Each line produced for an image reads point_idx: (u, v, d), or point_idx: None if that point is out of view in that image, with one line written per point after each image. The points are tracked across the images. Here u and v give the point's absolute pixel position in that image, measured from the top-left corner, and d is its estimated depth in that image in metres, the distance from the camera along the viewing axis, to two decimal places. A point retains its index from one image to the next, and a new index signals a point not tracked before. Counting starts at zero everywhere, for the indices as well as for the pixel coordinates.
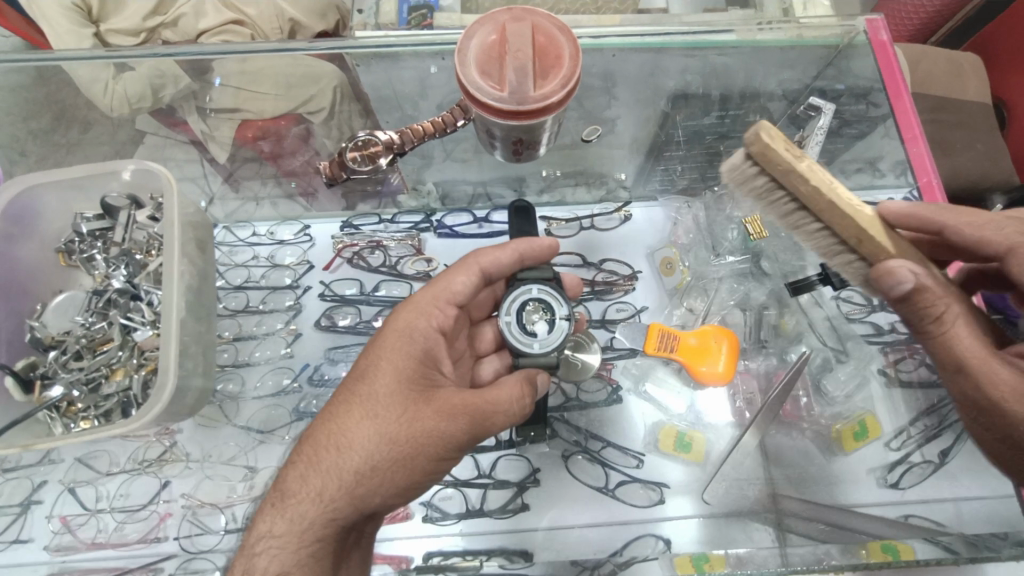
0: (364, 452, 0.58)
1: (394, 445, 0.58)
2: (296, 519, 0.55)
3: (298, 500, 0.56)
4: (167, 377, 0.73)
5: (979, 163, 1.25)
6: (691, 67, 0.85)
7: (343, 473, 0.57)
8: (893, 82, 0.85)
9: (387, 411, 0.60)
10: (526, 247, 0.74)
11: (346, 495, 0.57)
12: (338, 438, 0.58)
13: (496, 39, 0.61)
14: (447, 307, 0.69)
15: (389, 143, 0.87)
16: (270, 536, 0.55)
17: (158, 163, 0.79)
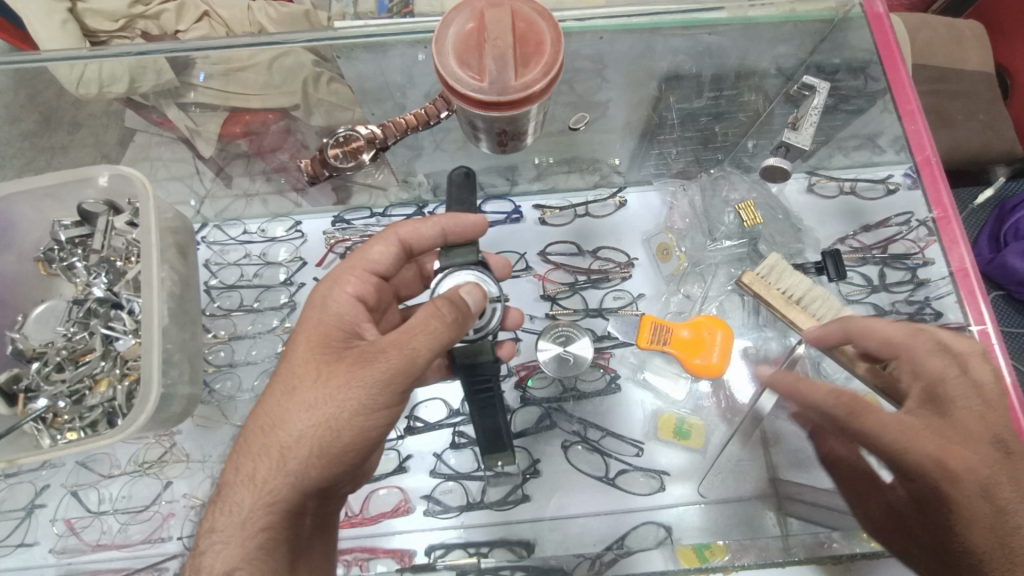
0: (286, 425, 0.57)
1: (311, 411, 0.57)
2: (237, 512, 0.57)
3: (233, 490, 0.58)
4: (151, 387, 0.73)
5: (981, 135, 1.23)
6: (681, 48, 0.82)
7: (270, 453, 0.57)
8: (890, 55, 0.82)
9: (301, 382, 0.58)
10: (449, 222, 0.72)
11: (278, 473, 0.57)
12: (260, 421, 0.58)
13: (474, 27, 0.59)
14: (365, 276, 0.70)
15: (371, 138, 0.86)
16: (215, 530, 0.57)
17: (133, 169, 0.78)
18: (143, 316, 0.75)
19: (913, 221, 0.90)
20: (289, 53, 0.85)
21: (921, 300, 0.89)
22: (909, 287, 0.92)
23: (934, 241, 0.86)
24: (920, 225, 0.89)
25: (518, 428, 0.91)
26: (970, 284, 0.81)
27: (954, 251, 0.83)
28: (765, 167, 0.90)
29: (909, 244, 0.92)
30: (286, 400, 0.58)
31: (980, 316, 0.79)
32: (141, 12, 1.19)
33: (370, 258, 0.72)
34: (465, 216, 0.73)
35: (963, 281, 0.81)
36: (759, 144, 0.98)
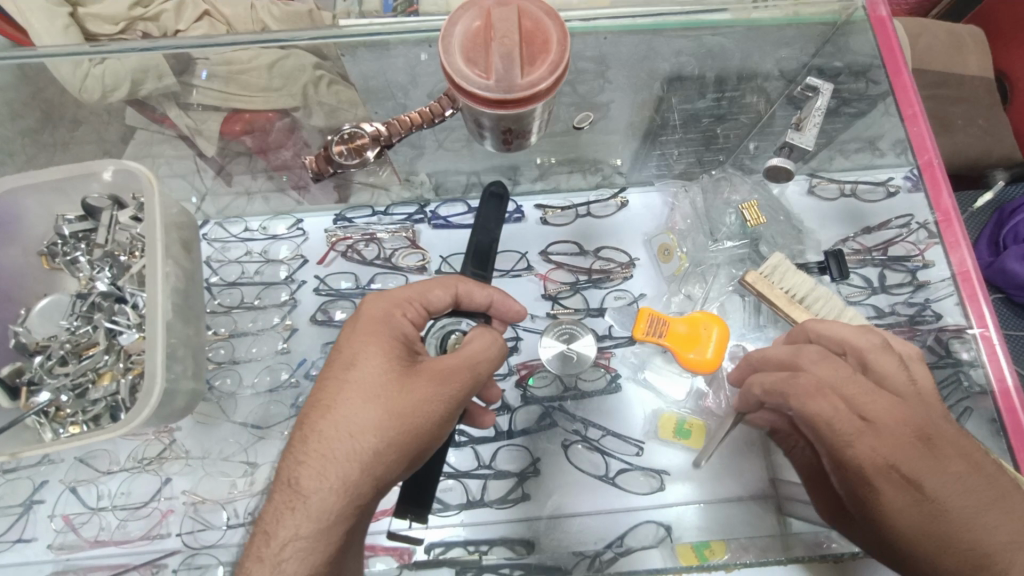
0: (346, 443, 0.57)
1: (374, 432, 0.58)
2: (286, 532, 0.53)
3: (284, 507, 0.55)
4: (155, 382, 0.73)
5: (981, 139, 1.23)
6: (684, 49, 0.82)
7: (331, 467, 0.56)
8: (892, 59, 0.82)
9: (387, 391, 0.59)
10: (500, 298, 0.74)
11: (333, 491, 0.55)
12: (344, 426, 0.57)
13: (481, 25, 0.59)
14: (417, 307, 0.68)
15: (376, 135, 0.86)
16: (296, 539, 0.53)
17: (138, 163, 0.77)
18: (148, 310, 0.75)
19: (913, 224, 0.91)
20: (293, 55, 0.85)
21: (921, 301, 0.90)
22: (908, 290, 0.92)
23: (934, 244, 0.87)
24: (920, 228, 0.89)
25: (519, 426, 0.91)
26: (972, 286, 0.81)
27: (957, 253, 0.83)
28: (771, 166, 0.91)
29: (909, 246, 0.92)
30: (354, 415, 0.58)
31: (982, 317, 0.80)
32: (140, 14, 1.21)
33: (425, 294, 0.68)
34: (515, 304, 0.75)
35: (965, 283, 0.82)
36: (760, 146, 0.99)
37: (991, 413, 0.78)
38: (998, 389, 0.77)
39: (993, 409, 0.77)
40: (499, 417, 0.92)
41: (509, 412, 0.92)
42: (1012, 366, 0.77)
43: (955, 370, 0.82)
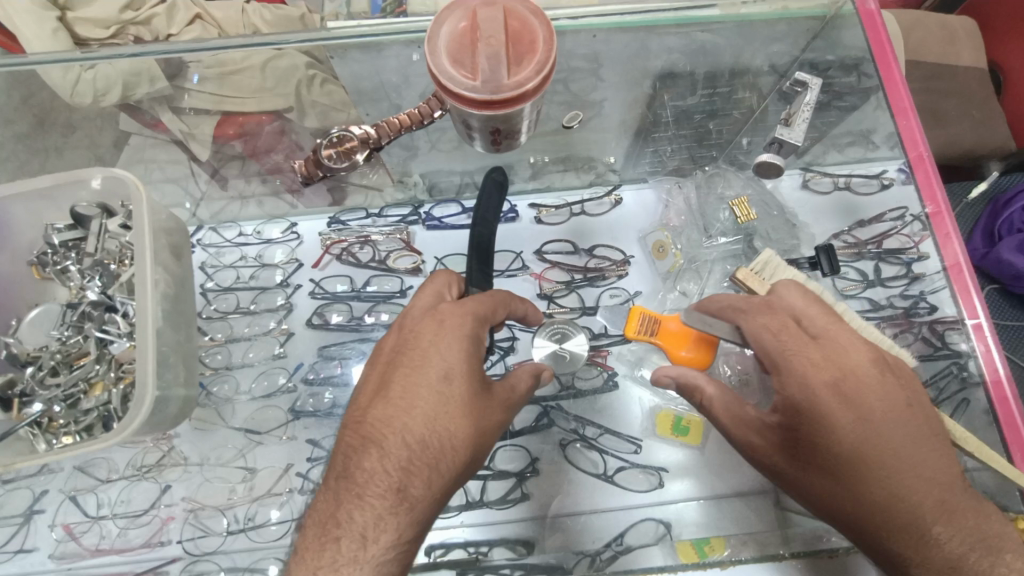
0: (429, 456, 0.58)
1: (455, 445, 0.59)
2: (372, 532, 0.55)
3: (365, 513, 0.55)
4: (146, 390, 0.73)
5: (974, 130, 1.23)
6: (674, 46, 0.82)
7: (433, 481, 0.58)
8: (882, 52, 0.82)
9: (478, 411, 0.61)
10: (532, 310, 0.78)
11: (416, 502, 0.57)
12: (444, 443, 0.58)
13: (468, 26, 0.59)
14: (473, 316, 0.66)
15: (365, 138, 0.85)
16: (397, 543, 0.56)
17: (126, 171, 0.77)
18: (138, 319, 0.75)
19: (907, 216, 0.91)
20: (286, 55, 0.85)
21: (916, 294, 0.90)
22: (904, 282, 0.92)
23: (928, 236, 0.87)
24: (914, 220, 0.90)
25: (517, 426, 0.91)
26: (964, 278, 0.82)
27: (946, 247, 0.83)
28: (758, 162, 0.90)
29: (904, 239, 0.92)
30: (447, 428, 0.59)
31: (973, 309, 0.80)
32: (131, 18, 1.20)
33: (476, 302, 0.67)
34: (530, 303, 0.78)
35: (957, 276, 0.82)
36: (754, 141, 0.99)
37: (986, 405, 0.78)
38: (991, 380, 0.77)
39: (985, 400, 0.78)
40: None
41: None
42: (1002, 358, 0.78)
43: (952, 362, 0.82)
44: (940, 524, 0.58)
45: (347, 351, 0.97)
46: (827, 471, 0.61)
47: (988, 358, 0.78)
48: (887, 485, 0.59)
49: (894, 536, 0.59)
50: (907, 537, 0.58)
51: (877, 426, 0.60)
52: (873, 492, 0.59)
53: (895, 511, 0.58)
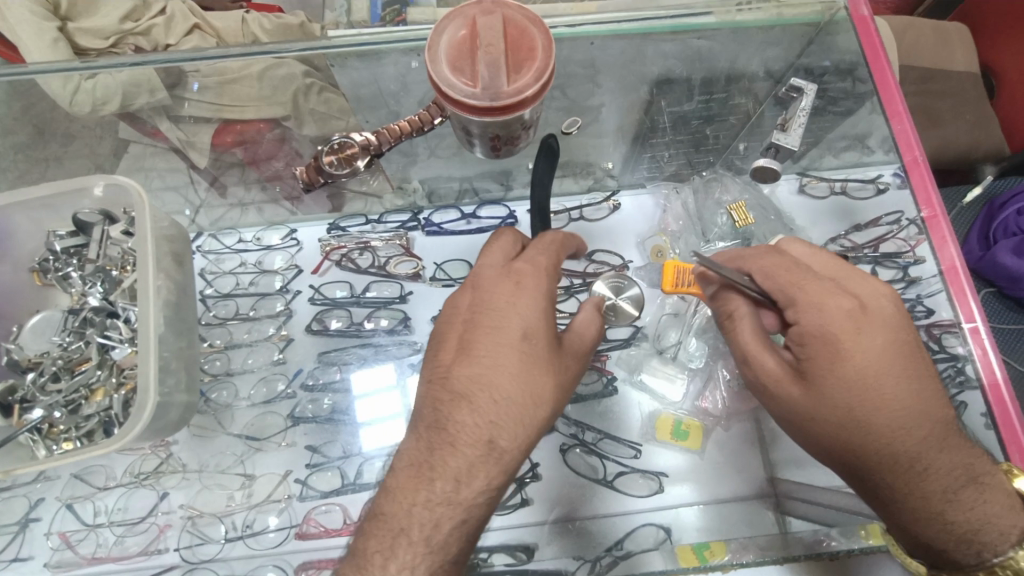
0: (522, 403, 0.61)
1: (542, 391, 0.62)
2: (477, 475, 0.58)
3: (468, 460, 0.58)
4: (147, 396, 0.73)
5: (967, 134, 1.24)
6: (670, 53, 0.83)
7: (521, 428, 0.61)
8: (874, 55, 0.83)
9: (556, 362, 0.64)
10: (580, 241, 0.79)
11: (512, 446, 0.60)
12: (530, 393, 0.61)
13: (467, 34, 0.60)
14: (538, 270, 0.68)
15: (366, 144, 0.86)
16: (490, 488, 0.59)
17: (127, 178, 0.77)
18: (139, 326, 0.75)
19: (903, 220, 0.92)
20: (285, 64, 0.86)
21: (913, 297, 0.90)
22: (901, 286, 0.92)
23: (923, 240, 0.87)
24: (909, 224, 0.90)
25: None
26: (959, 280, 0.82)
27: (942, 249, 0.84)
28: (755, 167, 0.91)
29: (900, 243, 0.93)
30: (532, 375, 0.61)
31: (970, 311, 0.80)
32: (130, 29, 1.20)
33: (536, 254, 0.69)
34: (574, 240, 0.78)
35: (952, 278, 0.83)
36: (750, 147, 1.00)
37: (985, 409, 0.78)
38: (988, 382, 0.77)
39: (982, 402, 0.78)
40: None
41: None
42: (999, 360, 0.78)
43: (952, 365, 0.82)
44: (937, 457, 0.59)
45: (346, 356, 0.97)
46: (823, 407, 0.63)
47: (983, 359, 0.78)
48: (881, 419, 0.60)
49: (884, 470, 0.61)
50: (898, 471, 0.60)
51: (872, 364, 0.61)
52: (865, 427, 0.61)
53: (884, 445, 0.60)
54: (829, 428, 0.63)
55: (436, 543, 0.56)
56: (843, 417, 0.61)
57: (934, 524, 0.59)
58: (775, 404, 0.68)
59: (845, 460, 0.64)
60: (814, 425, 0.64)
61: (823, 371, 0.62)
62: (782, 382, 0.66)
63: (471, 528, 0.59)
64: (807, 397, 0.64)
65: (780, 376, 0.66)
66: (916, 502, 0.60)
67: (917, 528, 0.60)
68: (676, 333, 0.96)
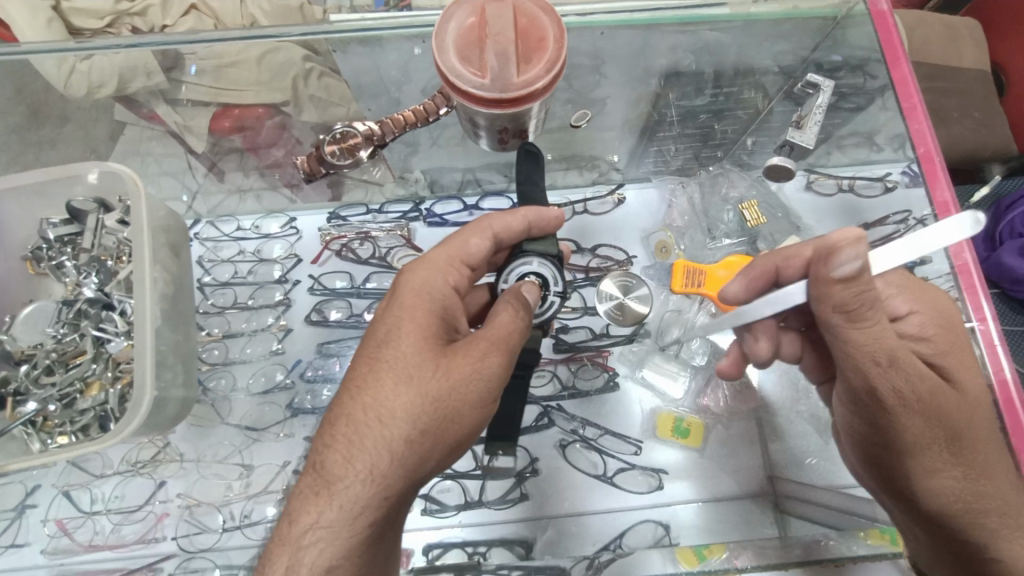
0: (407, 419, 0.57)
1: (436, 406, 0.57)
2: (350, 503, 0.55)
3: (345, 485, 0.55)
4: (144, 391, 0.72)
5: (976, 132, 1.23)
6: (681, 44, 0.81)
7: (357, 455, 0.56)
8: (891, 48, 0.81)
9: (420, 371, 0.58)
10: (536, 216, 0.70)
11: (395, 469, 0.56)
12: (375, 409, 0.57)
13: (475, 22, 0.58)
14: (459, 266, 0.67)
15: (369, 134, 0.85)
16: (318, 525, 0.54)
17: (122, 165, 0.76)
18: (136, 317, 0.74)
19: (911, 219, 0.88)
20: (284, 48, 0.84)
21: None
22: None
23: None
24: (917, 224, 0.87)
25: None
26: (971, 277, 0.80)
27: (955, 247, 0.82)
28: (770, 164, 0.90)
29: None
30: (430, 391, 0.58)
31: (982, 311, 0.78)
32: (126, 9, 1.18)
33: (468, 251, 0.67)
34: (551, 211, 0.71)
35: (964, 275, 0.81)
36: (758, 142, 0.98)
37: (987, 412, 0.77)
38: (997, 382, 0.76)
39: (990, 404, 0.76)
40: None
41: None
42: (1009, 360, 0.76)
43: None
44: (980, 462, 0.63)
45: (346, 348, 0.96)
46: (938, 399, 0.60)
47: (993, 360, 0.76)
48: (981, 423, 0.63)
49: (979, 477, 0.62)
50: (986, 478, 0.62)
51: (963, 380, 0.64)
52: (972, 427, 0.62)
53: (982, 450, 0.62)
54: (948, 426, 0.61)
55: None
56: (963, 414, 0.62)
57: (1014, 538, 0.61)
58: (891, 401, 0.59)
59: (954, 467, 0.62)
60: (935, 422, 0.60)
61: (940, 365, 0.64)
62: (904, 370, 0.58)
63: (353, 563, 0.55)
64: (931, 389, 0.59)
65: (907, 364, 0.58)
66: (1004, 512, 0.62)
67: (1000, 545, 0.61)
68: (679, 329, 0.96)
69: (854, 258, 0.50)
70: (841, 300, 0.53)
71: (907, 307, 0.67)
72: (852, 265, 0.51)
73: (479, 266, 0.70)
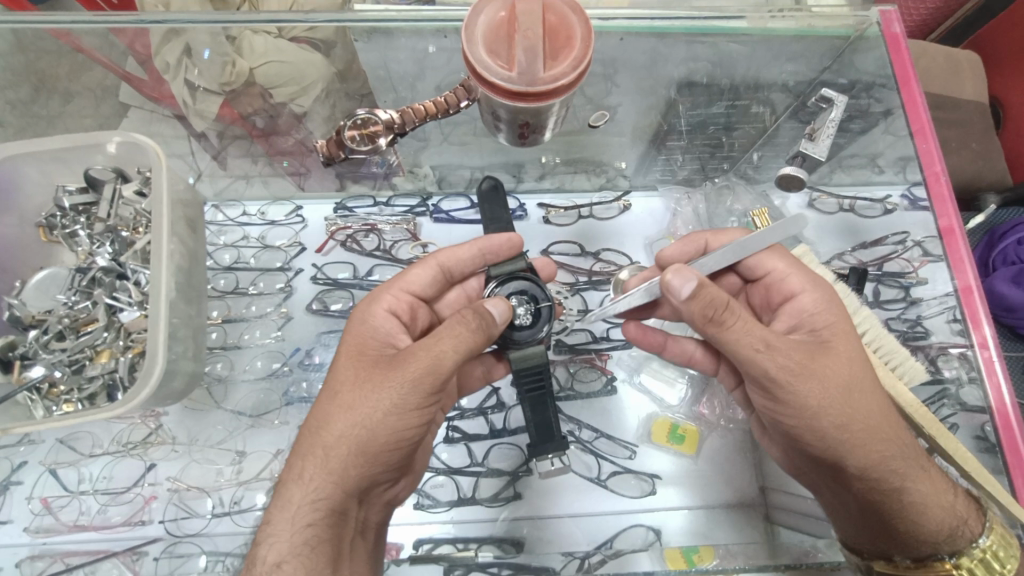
0: (329, 428, 0.60)
1: (352, 413, 0.60)
2: (296, 506, 0.58)
3: (287, 488, 0.60)
4: (156, 360, 0.72)
5: (972, 163, 1.26)
6: (699, 54, 0.84)
7: (299, 466, 0.60)
8: (902, 71, 0.84)
9: (343, 385, 0.62)
10: (487, 243, 0.78)
11: (322, 473, 0.59)
12: (312, 422, 0.61)
13: (506, 17, 0.59)
14: (402, 295, 0.75)
15: (389, 123, 0.83)
16: (268, 527, 0.58)
17: (147, 138, 0.77)
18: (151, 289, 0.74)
19: (908, 241, 0.93)
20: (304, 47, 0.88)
21: (913, 318, 0.91)
22: (901, 306, 0.92)
23: (929, 261, 0.89)
24: (914, 246, 0.92)
25: (512, 425, 0.91)
26: (974, 303, 0.81)
27: (958, 270, 0.83)
28: (781, 175, 0.90)
29: (903, 263, 0.93)
30: (345, 398, 0.60)
31: (983, 338, 0.80)
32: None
33: (411, 281, 0.76)
34: (498, 236, 0.78)
35: (968, 300, 0.82)
36: (764, 157, 1.00)
37: (974, 430, 0.78)
38: (996, 408, 0.77)
39: (984, 427, 0.78)
40: (493, 415, 0.92)
41: (504, 410, 0.92)
42: (1009, 385, 0.77)
43: (940, 389, 0.83)
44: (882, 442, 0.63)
45: None
46: (829, 377, 0.63)
47: (991, 383, 0.78)
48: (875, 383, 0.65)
49: (889, 446, 0.63)
50: (895, 441, 0.64)
51: (857, 359, 0.66)
52: (870, 393, 0.64)
53: (883, 411, 0.64)
54: (846, 398, 0.63)
55: (254, 573, 0.56)
56: (853, 386, 0.63)
57: (919, 490, 0.64)
58: (782, 379, 0.63)
59: (862, 450, 0.63)
60: (838, 388, 0.63)
61: (828, 337, 0.67)
62: (785, 350, 0.63)
63: (300, 563, 0.56)
64: (818, 362, 0.64)
65: (783, 343, 0.63)
66: (910, 476, 0.64)
67: (914, 495, 0.64)
68: (679, 337, 0.97)
69: (689, 277, 0.62)
70: (698, 315, 0.62)
71: (798, 288, 0.73)
72: (693, 284, 0.62)
73: (429, 296, 0.78)
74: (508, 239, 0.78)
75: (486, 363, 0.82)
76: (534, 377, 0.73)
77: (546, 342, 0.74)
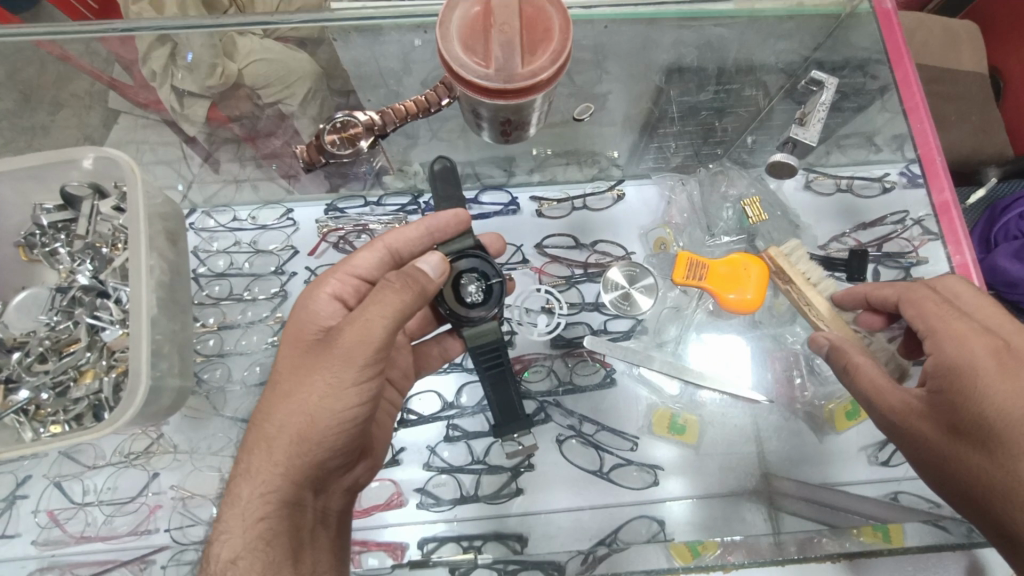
0: (269, 418, 0.60)
1: (288, 401, 0.59)
2: (250, 499, 0.59)
3: (239, 482, 0.60)
4: (139, 379, 0.72)
5: (972, 137, 1.24)
6: (686, 39, 0.82)
7: (247, 459, 0.60)
8: (895, 47, 0.80)
9: (283, 374, 0.61)
10: (433, 221, 0.74)
11: (267, 465, 0.59)
12: (258, 414, 0.62)
13: (480, 11, 0.58)
14: (347, 279, 0.73)
15: (369, 124, 0.82)
16: (222, 524, 0.59)
17: (121, 152, 0.76)
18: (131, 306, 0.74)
19: (908, 220, 0.90)
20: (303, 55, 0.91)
21: None
22: None
23: (929, 240, 0.86)
24: (914, 224, 0.89)
25: None
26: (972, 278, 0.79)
27: (954, 247, 0.81)
28: (771, 162, 0.89)
29: (904, 243, 0.91)
30: (286, 387, 0.60)
31: None
32: None
33: (357, 265, 0.74)
34: (445, 213, 0.75)
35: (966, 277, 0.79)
36: (758, 140, 0.98)
37: None
38: None
39: None
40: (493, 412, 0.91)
41: None
42: None
43: None
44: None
45: None
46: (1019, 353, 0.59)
47: None
48: None
49: None
50: None
51: None
52: None
53: None
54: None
55: (210, 571, 0.57)
56: None
57: None
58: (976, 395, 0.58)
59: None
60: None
61: None
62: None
63: (256, 558, 0.57)
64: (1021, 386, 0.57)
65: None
66: None
67: None
68: (675, 327, 0.94)
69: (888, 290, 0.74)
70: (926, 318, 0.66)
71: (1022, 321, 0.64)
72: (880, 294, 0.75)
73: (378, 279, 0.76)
74: (454, 213, 0.76)
75: (444, 342, 0.86)
76: (492, 355, 0.77)
77: (501, 316, 0.76)
